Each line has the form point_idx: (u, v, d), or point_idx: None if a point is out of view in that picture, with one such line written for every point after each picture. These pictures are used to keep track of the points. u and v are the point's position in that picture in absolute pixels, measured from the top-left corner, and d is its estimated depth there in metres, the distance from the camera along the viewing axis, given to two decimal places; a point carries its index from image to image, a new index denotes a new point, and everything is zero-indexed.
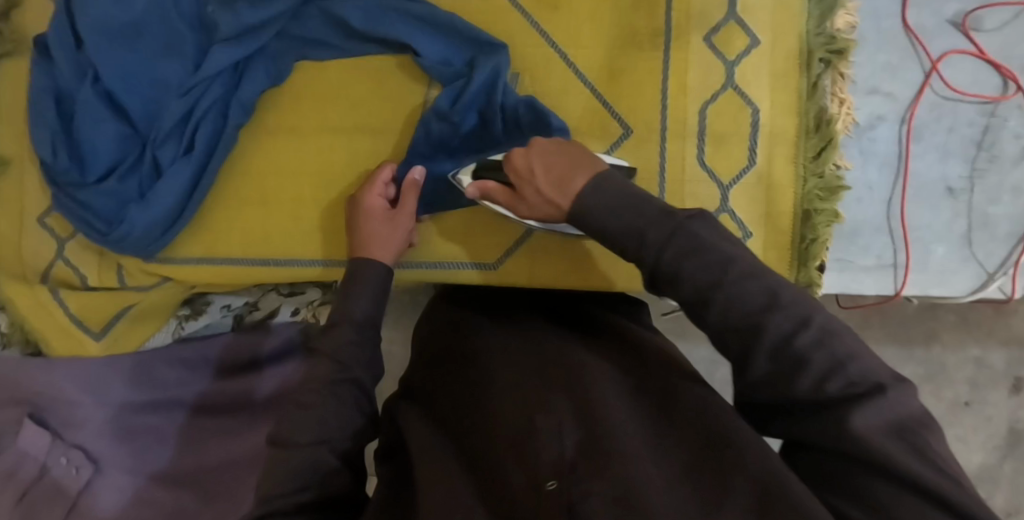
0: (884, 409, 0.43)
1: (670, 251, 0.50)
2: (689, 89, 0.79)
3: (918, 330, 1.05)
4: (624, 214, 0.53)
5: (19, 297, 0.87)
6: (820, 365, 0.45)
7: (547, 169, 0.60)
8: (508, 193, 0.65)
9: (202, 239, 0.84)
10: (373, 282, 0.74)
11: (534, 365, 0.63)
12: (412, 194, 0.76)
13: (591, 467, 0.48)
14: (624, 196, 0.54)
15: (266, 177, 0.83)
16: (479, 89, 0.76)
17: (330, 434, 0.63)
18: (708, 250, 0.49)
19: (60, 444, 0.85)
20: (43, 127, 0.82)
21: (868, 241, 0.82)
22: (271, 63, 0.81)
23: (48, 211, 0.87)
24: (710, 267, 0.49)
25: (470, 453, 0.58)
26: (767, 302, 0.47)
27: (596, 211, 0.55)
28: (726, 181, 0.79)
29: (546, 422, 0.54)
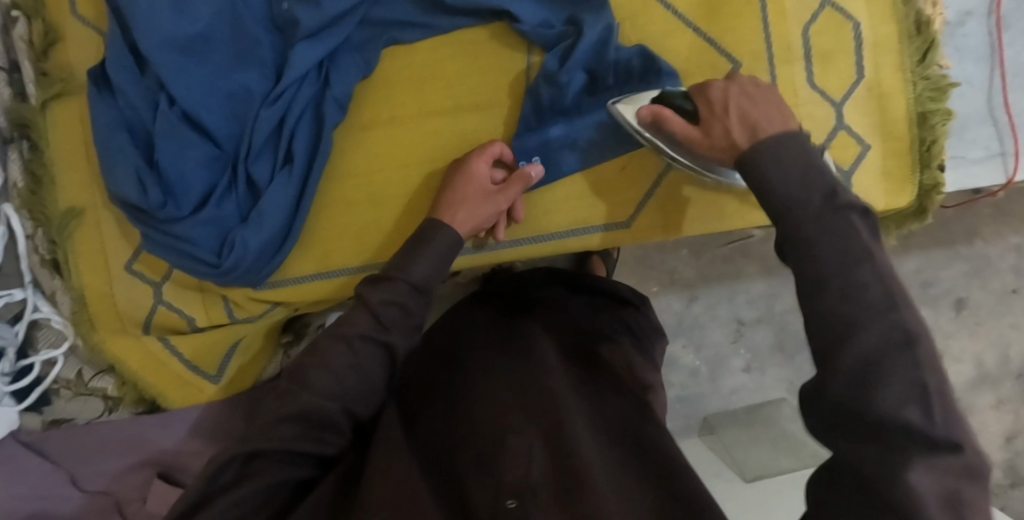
0: (946, 475, 0.40)
1: (819, 204, 0.49)
2: (789, 12, 0.78)
3: (958, 229, 1.13)
4: (816, 176, 0.51)
5: (127, 352, 0.81)
6: (897, 388, 0.42)
7: (742, 104, 0.59)
8: (695, 128, 0.62)
9: (315, 253, 0.79)
10: (439, 247, 0.69)
11: (514, 381, 0.61)
12: (520, 184, 0.73)
13: (556, 493, 0.48)
14: (806, 171, 0.51)
15: (372, 174, 0.79)
16: (589, 50, 0.73)
17: (345, 389, 0.59)
18: (843, 239, 0.47)
19: None
20: (124, 166, 0.74)
21: (976, 134, 0.84)
22: (358, 54, 0.76)
23: (135, 256, 0.80)
24: (849, 282, 0.45)
25: (435, 457, 0.56)
26: (884, 306, 0.45)
27: (775, 164, 0.52)
28: (839, 97, 0.79)
29: (515, 439, 0.53)
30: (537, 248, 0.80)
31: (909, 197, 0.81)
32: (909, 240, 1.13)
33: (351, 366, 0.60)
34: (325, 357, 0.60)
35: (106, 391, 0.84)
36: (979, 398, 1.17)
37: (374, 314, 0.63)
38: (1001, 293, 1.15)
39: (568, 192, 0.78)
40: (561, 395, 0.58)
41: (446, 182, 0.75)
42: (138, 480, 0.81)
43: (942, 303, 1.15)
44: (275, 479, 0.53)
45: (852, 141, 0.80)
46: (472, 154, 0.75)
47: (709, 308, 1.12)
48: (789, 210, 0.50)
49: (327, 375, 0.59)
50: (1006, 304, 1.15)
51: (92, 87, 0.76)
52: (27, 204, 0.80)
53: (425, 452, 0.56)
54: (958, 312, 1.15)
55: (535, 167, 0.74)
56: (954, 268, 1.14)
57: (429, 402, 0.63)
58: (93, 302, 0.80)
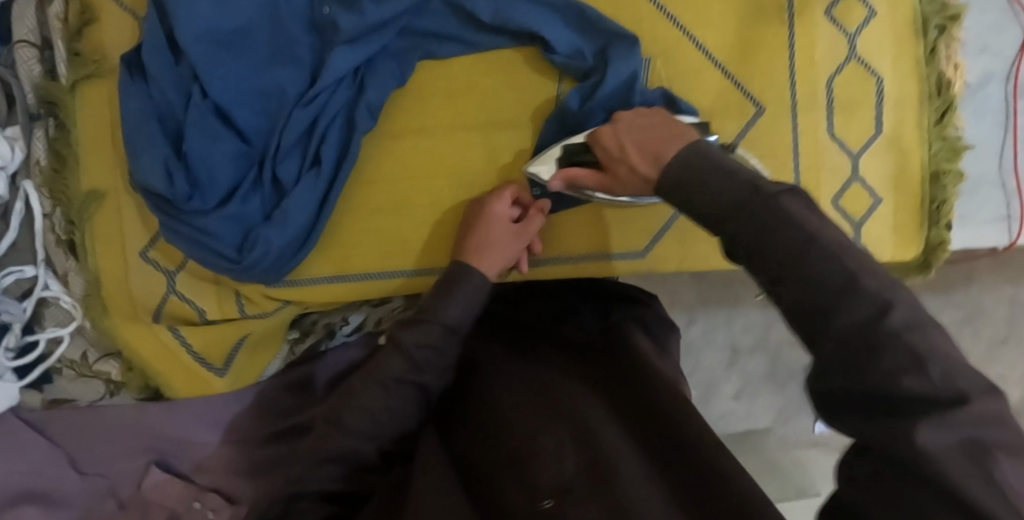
0: (959, 427, 0.38)
1: (754, 220, 0.49)
2: (817, 62, 0.80)
3: (956, 277, 1.16)
4: (728, 182, 0.53)
5: (138, 339, 0.81)
6: (897, 361, 0.41)
7: (635, 139, 0.66)
8: (604, 178, 0.70)
9: (335, 255, 0.80)
10: (468, 290, 0.70)
11: (536, 394, 0.63)
12: (539, 219, 0.75)
13: (589, 489, 0.50)
14: (717, 171, 0.54)
15: (396, 183, 0.79)
16: (617, 86, 0.74)
17: (380, 430, 0.63)
18: (792, 226, 0.47)
19: (194, 488, 0.81)
20: (153, 153, 0.75)
21: (986, 196, 0.86)
22: (395, 63, 0.77)
23: (153, 243, 0.80)
24: (798, 242, 0.47)
25: (471, 470, 0.58)
26: (846, 282, 0.44)
27: (693, 184, 0.55)
28: (857, 149, 0.81)
29: (545, 447, 0.55)
30: (553, 271, 0.83)
31: (916, 250, 0.83)
32: None
33: (385, 410, 0.63)
34: (362, 399, 0.63)
35: (109, 375, 0.84)
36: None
37: (409, 357, 0.66)
38: (990, 342, 1.18)
39: (589, 215, 0.81)
40: (583, 399, 0.61)
41: (467, 224, 0.77)
42: (135, 469, 0.82)
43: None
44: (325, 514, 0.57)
45: (864, 193, 0.82)
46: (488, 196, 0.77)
47: (705, 331, 1.13)
48: (722, 216, 0.52)
49: (363, 417, 0.62)
50: (995, 354, 1.18)
51: (126, 73, 0.77)
52: (46, 181, 0.80)
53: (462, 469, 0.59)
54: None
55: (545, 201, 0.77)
56: (948, 314, 1.17)
57: (458, 418, 0.65)
58: (107, 286, 0.80)
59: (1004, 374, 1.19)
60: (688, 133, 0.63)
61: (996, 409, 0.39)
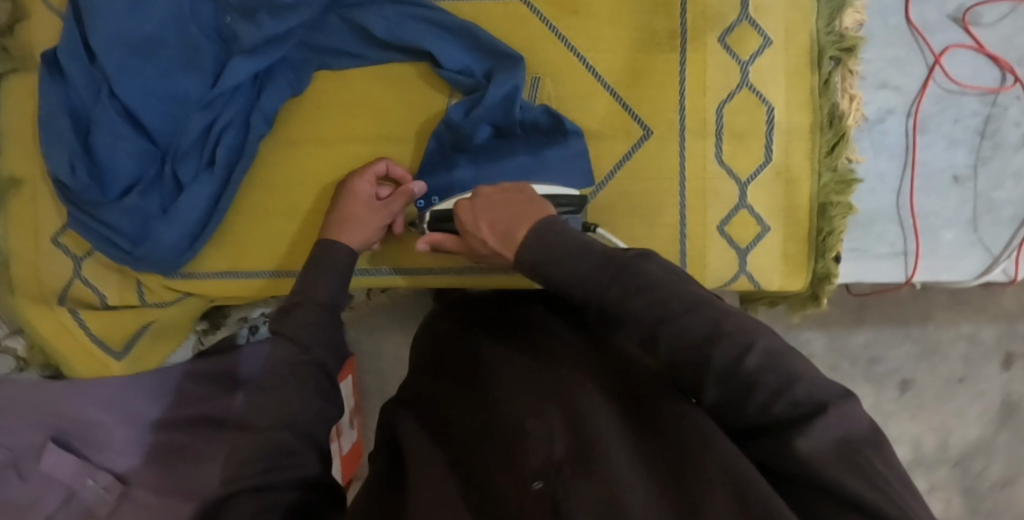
0: (828, 429, 0.43)
1: (613, 293, 0.51)
2: (707, 89, 0.81)
3: (912, 311, 1.10)
4: (579, 256, 0.54)
5: (40, 319, 0.86)
6: (767, 386, 0.44)
7: (491, 217, 0.63)
8: (460, 244, 0.70)
9: (227, 252, 0.84)
10: (331, 263, 0.72)
11: (530, 364, 0.59)
12: (402, 198, 0.76)
13: (579, 470, 0.46)
14: (568, 244, 0.55)
15: (290, 187, 0.83)
16: (497, 103, 0.77)
17: (297, 417, 0.59)
18: (654, 288, 0.50)
19: (89, 466, 0.85)
20: (61, 146, 0.79)
21: (883, 230, 0.86)
22: (292, 73, 0.81)
23: (63, 230, 0.84)
24: (659, 302, 0.49)
25: (458, 449, 0.55)
26: (710, 330, 0.47)
27: (547, 259, 0.55)
28: (745, 177, 0.82)
29: (536, 423, 0.51)
30: (439, 280, 0.86)
31: (803, 281, 0.83)
32: (863, 314, 1.11)
33: (299, 396, 0.60)
34: (271, 398, 0.60)
35: (16, 351, 0.89)
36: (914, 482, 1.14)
37: (295, 341, 0.64)
38: (946, 380, 1.11)
39: None
40: (585, 372, 0.56)
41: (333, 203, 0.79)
42: (35, 443, 0.86)
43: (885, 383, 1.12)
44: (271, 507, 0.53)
45: (752, 220, 0.82)
46: (356, 174, 0.80)
47: None
48: (573, 287, 0.53)
49: (272, 410, 0.59)
50: (950, 393, 1.11)
51: (43, 69, 0.81)
52: None
53: (447, 448, 0.55)
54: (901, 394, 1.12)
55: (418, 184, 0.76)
56: (902, 349, 1.11)
57: (442, 397, 0.62)
58: (18, 268, 0.85)
59: (959, 414, 1.11)
60: (541, 207, 0.62)
61: (853, 412, 0.43)
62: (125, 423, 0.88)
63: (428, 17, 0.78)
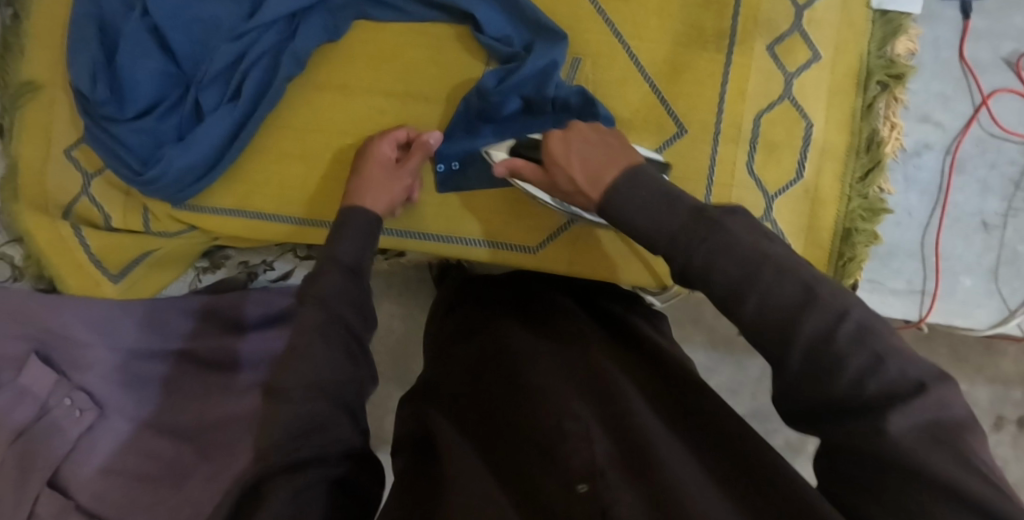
0: (920, 411, 0.40)
1: (702, 250, 0.48)
2: (747, 95, 0.79)
3: None
4: (663, 206, 0.52)
5: (38, 229, 0.84)
6: (857, 364, 0.42)
7: (581, 155, 0.61)
8: (542, 175, 0.67)
9: (235, 189, 0.82)
10: (359, 223, 0.70)
11: (564, 370, 0.59)
12: (420, 153, 0.76)
13: (627, 475, 0.45)
14: (657, 192, 0.53)
15: (311, 133, 0.81)
16: (533, 75, 0.75)
17: (325, 384, 0.58)
18: (743, 246, 0.47)
19: (66, 384, 0.82)
20: (85, 55, 0.78)
21: (900, 265, 0.85)
22: (329, 17, 0.79)
23: (76, 144, 0.83)
24: (745, 264, 0.47)
25: (492, 450, 0.54)
26: (805, 297, 0.45)
27: (629, 206, 0.53)
28: (772, 191, 0.80)
29: (574, 425, 0.50)
30: (453, 248, 0.83)
31: None
32: None
33: (326, 363, 0.59)
34: (297, 365, 0.59)
35: (12, 259, 0.88)
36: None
37: (321, 302, 0.62)
38: None
39: (485, 203, 0.82)
40: (622, 386, 0.56)
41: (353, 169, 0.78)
42: (16, 352, 0.83)
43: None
44: (311, 485, 0.53)
45: (774, 236, 0.80)
46: (374, 139, 0.79)
47: None
48: (656, 237, 0.52)
49: (299, 380, 0.58)
50: None
51: None
52: None
53: (483, 448, 0.54)
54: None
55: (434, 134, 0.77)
56: None
57: (473, 394, 0.62)
58: (25, 174, 0.84)
59: None
60: (631, 153, 0.59)
61: (949, 394, 0.41)
62: (111, 348, 0.85)
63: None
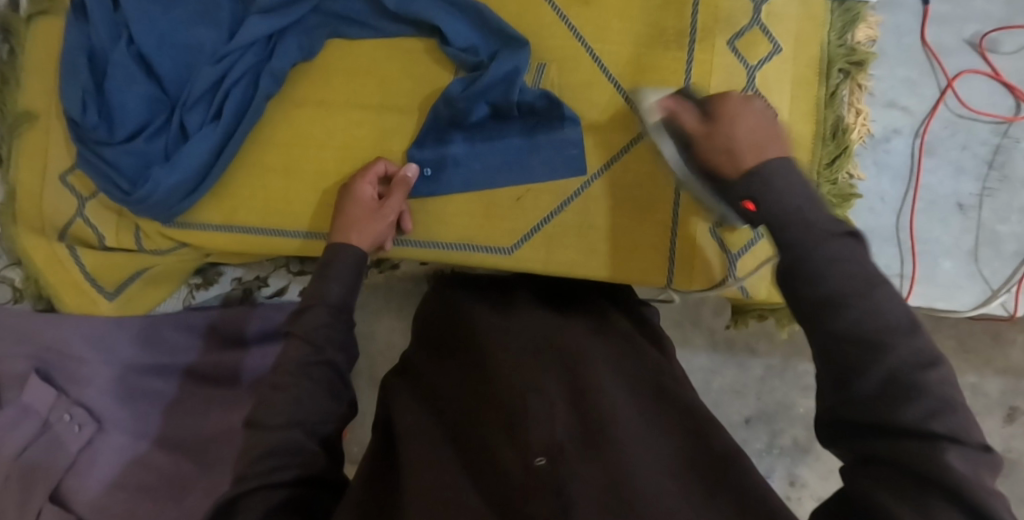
0: (969, 459, 0.43)
1: (819, 253, 0.48)
2: (712, 90, 0.80)
3: None
4: (808, 204, 0.51)
5: (37, 250, 0.88)
6: (933, 399, 0.44)
7: (760, 122, 0.59)
8: (697, 129, 0.63)
9: (222, 205, 0.85)
10: (345, 265, 0.73)
11: (530, 348, 0.64)
12: (401, 189, 0.78)
13: (584, 454, 0.51)
14: (805, 192, 0.52)
15: (293, 147, 0.85)
16: (496, 78, 0.78)
17: (305, 415, 0.61)
18: (850, 261, 0.48)
19: (65, 400, 0.85)
20: (77, 84, 0.83)
21: (879, 250, 0.85)
22: (305, 37, 0.83)
23: (71, 169, 0.87)
24: (857, 278, 0.47)
25: (457, 427, 0.59)
26: (907, 327, 0.46)
27: (772, 190, 0.52)
28: None
29: (537, 403, 0.55)
30: (427, 253, 0.84)
31: None
32: None
33: (309, 394, 0.62)
34: (279, 395, 0.61)
35: (13, 282, 0.92)
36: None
37: (307, 339, 0.66)
38: None
39: (465, 205, 0.83)
40: (581, 365, 0.61)
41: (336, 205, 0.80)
42: (19, 370, 0.86)
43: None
44: (286, 499, 0.55)
45: None
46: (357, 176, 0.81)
47: None
48: (784, 226, 0.50)
49: (281, 412, 0.60)
50: None
51: (70, 14, 0.85)
52: None
53: (448, 426, 0.60)
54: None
55: (410, 167, 0.80)
56: None
57: (444, 373, 0.67)
58: (23, 199, 0.88)
59: None
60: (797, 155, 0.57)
61: (991, 462, 0.44)
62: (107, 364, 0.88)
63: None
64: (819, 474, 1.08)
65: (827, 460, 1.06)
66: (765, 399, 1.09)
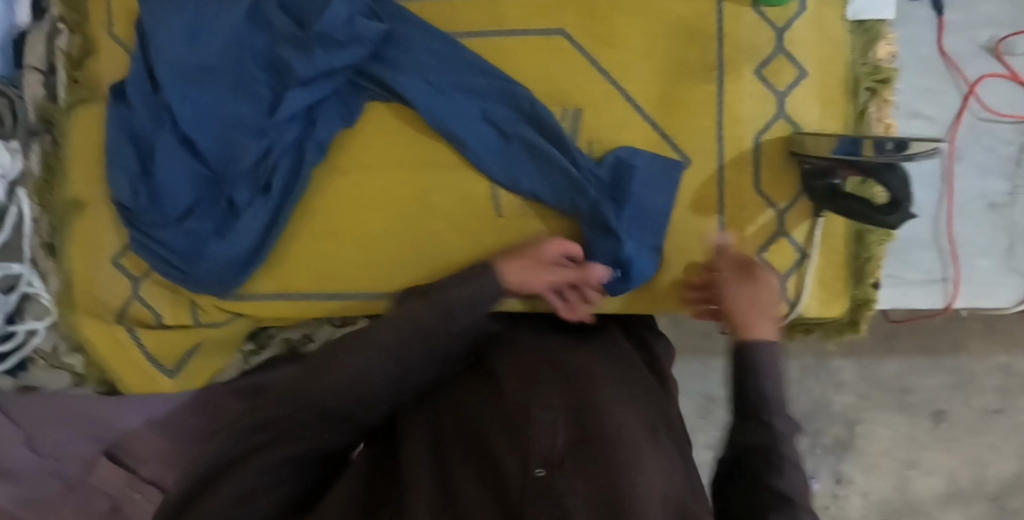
0: None
1: (762, 418, 0.64)
2: (743, 120, 0.83)
3: (944, 340, 1.10)
4: (765, 379, 0.66)
5: (98, 338, 0.89)
6: None
7: (745, 299, 0.74)
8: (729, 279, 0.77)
9: (275, 275, 0.87)
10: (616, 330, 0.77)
11: (540, 369, 0.67)
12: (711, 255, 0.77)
13: (580, 466, 0.53)
14: (766, 362, 0.67)
15: (340, 213, 0.86)
16: (523, 131, 0.82)
17: (336, 413, 0.63)
18: (764, 445, 0.62)
19: (136, 480, 0.91)
20: (125, 171, 0.85)
21: (918, 257, 0.86)
22: (344, 104, 0.85)
23: (122, 252, 0.89)
24: (760, 455, 0.62)
25: (468, 438, 0.63)
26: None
27: (762, 354, 0.68)
28: (782, 204, 0.83)
29: (541, 417, 0.58)
30: None
31: (841, 307, 0.84)
32: (895, 342, 1.11)
33: (346, 392, 0.63)
34: (317, 386, 0.63)
35: (74, 368, 0.91)
36: (946, 511, 1.12)
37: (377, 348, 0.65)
38: (980, 412, 1.10)
39: (514, 253, 0.85)
40: (594, 385, 0.63)
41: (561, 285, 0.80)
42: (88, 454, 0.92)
43: (919, 413, 1.12)
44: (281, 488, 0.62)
45: (790, 247, 0.83)
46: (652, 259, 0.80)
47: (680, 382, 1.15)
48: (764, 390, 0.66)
49: (315, 401, 0.62)
50: (986, 425, 1.11)
51: (112, 99, 0.88)
52: (37, 191, 0.89)
53: (455, 440, 0.64)
54: (935, 425, 1.12)
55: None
56: (934, 379, 1.11)
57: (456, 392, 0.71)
58: (78, 286, 0.89)
59: (997, 446, 1.10)
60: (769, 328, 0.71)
61: None
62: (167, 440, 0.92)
63: (462, 56, 0.83)
64: (862, 468, 1.14)
65: (868, 453, 1.13)
66: (800, 398, 1.14)
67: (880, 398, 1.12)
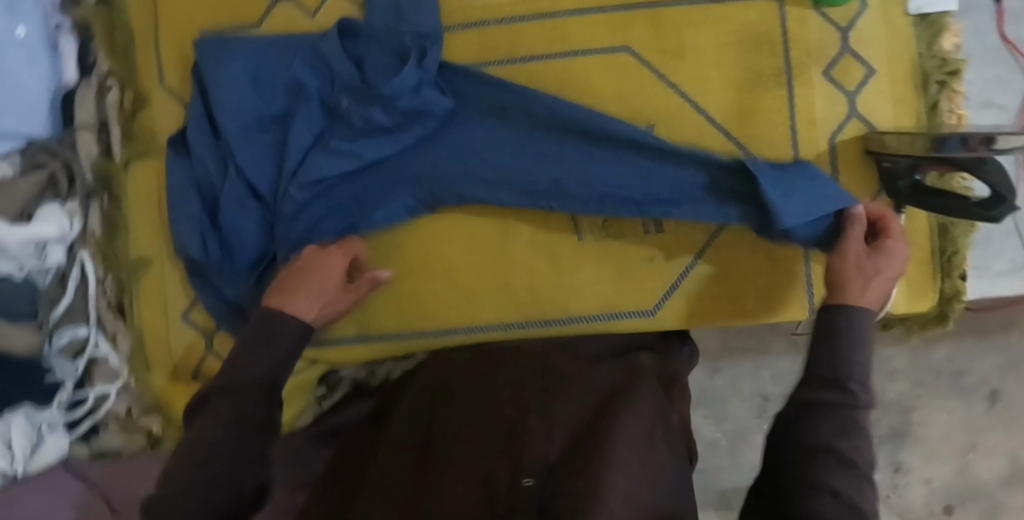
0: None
1: (815, 380, 0.61)
2: (818, 122, 0.82)
3: (994, 319, 1.03)
4: (856, 352, 0.61)
5: (176, 396, 0.88)
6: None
7: (878, 273, 0.67)
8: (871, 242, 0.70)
9: (355, 318, 0.85)
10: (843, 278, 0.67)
11: (538, 372, 0.68)
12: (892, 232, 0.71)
13: (565, 473, 0.55)
14: (855, 341, 0.62)
15: (419, 248, 0.84)
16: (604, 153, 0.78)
17: (218, 445, 0.60)
18: (849, 427, 0.57)
19: None
20: (194, 224, 0.82)
21: (1002, 245, 0.86)
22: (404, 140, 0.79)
23: (192, 306, 0.87)
24: (834, 420, 0.58)
25: (459, 429, 0.64)
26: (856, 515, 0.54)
27: (843, 333, 0.62)
28: (863, 203, 0.82)
29: (536, 423, 0.59)
30: (567, 328, 0.84)
31: (930, 303, 0.84)
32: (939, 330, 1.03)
33: (233, 425, 0.61)
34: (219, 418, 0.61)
35: (150, 429, 0.90)
36: (1015, 495, 1.03)
37: (234, 380, 0.63)
38: None
39: (599, 275, 0.84)
40: (589, 390, 0.64)
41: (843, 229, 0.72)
42: None
43: (974, 395, 1.04)
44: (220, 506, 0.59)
45: None
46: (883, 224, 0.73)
47: (732, 381, 1.05)
48: (838, 365, 0.60)
49: (208, 431, 0.61)
50: None
51: (172, 151, 0.86)
52: (99, 251, 0.88)
53: (442, 436, 0.64)
54: (992, 405, 1.03)
55: (359, 252, 0.80)
56: (986, 360, 1.03)
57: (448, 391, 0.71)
58: (151, 344, 0.88)
59: None
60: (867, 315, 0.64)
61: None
62: None
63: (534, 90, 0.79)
64: (921, 457, 1.05)
65: (927, 440, 1.04)
66: None
67: (933, 383, 1.04)
